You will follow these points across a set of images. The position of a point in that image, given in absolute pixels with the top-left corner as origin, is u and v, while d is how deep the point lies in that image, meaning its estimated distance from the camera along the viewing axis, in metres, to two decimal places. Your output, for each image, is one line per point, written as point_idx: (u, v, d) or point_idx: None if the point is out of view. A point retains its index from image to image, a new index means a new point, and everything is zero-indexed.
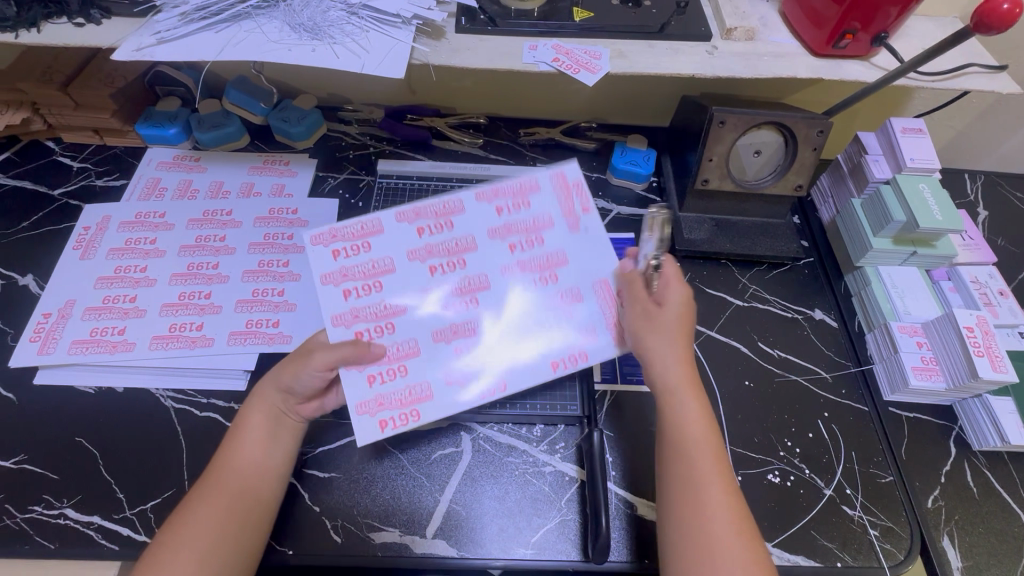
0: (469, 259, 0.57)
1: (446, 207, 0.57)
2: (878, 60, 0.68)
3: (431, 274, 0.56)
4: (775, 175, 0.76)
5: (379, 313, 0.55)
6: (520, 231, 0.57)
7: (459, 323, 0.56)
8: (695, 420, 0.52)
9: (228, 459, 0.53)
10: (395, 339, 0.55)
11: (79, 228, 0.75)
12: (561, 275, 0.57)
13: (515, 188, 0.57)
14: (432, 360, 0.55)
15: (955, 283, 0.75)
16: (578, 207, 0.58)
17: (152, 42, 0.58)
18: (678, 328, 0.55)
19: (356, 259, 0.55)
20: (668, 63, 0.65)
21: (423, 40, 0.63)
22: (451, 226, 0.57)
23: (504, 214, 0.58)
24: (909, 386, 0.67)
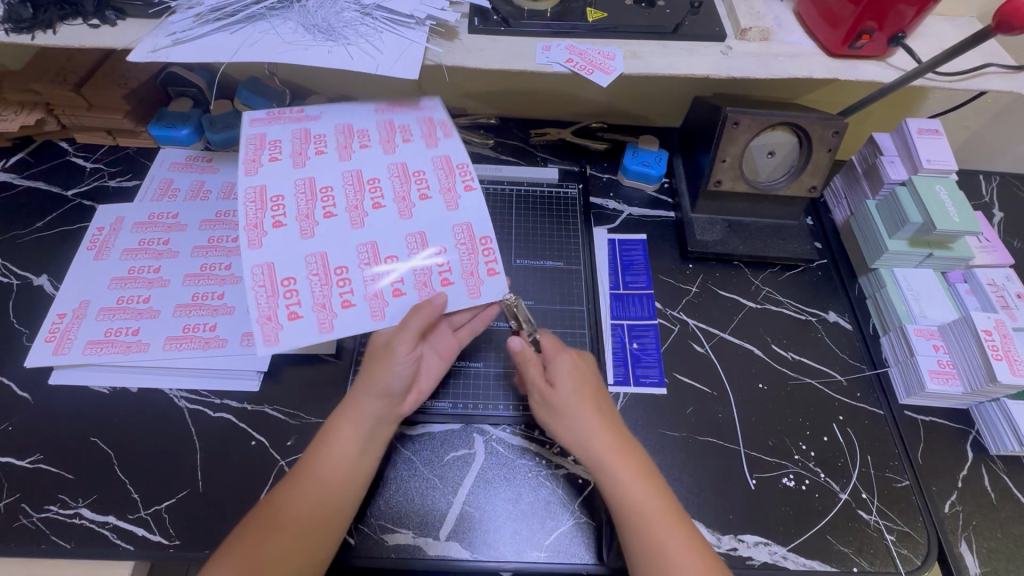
0: (360, 173, 0.62)
1: (266, 198, 0.59)
2: (895, 60, 0.67)
3: (351, 200, 0.61)
4: (789, 177, 0.76)
5: (381, 257, 0.59)
6: (325, 140, 0.64)
7: (409, 192, 0.62)
8: (631, 487, 0.54)
9: (313, 466, 0.54)
10: (391, 255, 0.59)
11: (93, 229, 0.76)
12: (389, 117, 0.66)
13: (252, 155, 0.61)
14: (422, 225, 0.60)
15: (972, 286, 0.74)
16: (303, 112, 0.66)
17: (167, 43, 0.58)
18: (588, 401, 0.57)
19: (320, 288, 0.57)
20: (682, 63, 0.65)
21: (436, 40, 0.63)
22: (303, 192, 0.60)
23: (301, 157, 0.62)
24: (925, 390, 0.66)
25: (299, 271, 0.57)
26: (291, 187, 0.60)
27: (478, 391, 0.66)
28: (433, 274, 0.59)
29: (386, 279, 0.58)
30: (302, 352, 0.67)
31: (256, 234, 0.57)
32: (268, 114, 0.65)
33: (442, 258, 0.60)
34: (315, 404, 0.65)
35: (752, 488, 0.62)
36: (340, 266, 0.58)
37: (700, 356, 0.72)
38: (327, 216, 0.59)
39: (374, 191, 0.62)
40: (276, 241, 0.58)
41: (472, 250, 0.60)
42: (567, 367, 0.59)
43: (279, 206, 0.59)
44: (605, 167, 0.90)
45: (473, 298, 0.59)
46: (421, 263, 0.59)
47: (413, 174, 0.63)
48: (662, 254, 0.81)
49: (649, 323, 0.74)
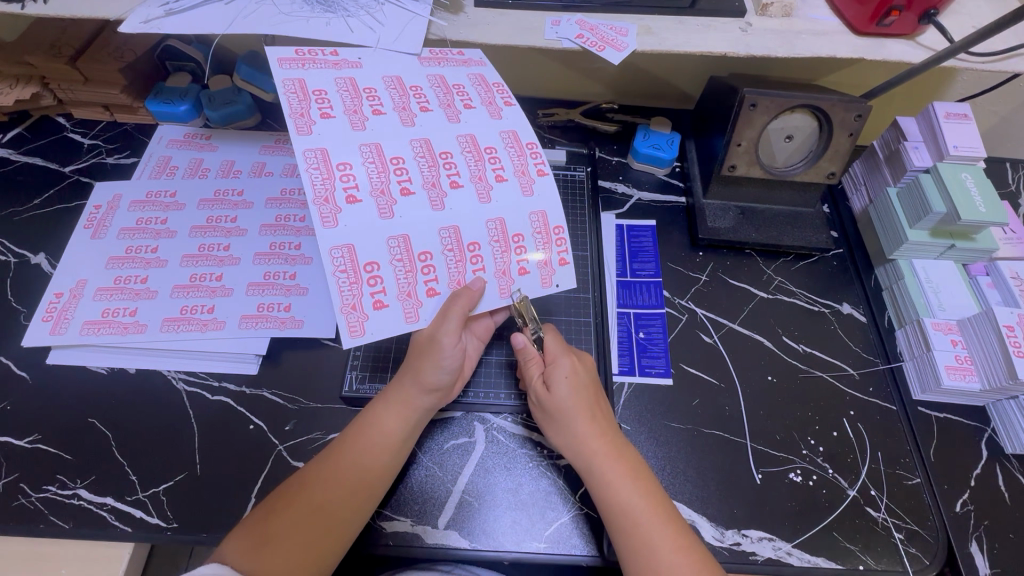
0: (431, 144, 0.57)
1: (331, 164, 0.54)
2: (925, 39, 0.63)
3: (425, 173, 0.56)
4: (807, 162, 0.73)
5: (464, 244, 0.56)
6: (379, 98, 0.57)
7: (485, 171, 0.58)
8: (621, 485, 0.53)
9: (349, 446, 0.54)
10: (474, 241, 0.56)
11: (90, 206, 0.74)
12: (440, 72, 0.60)
13: (299, 109, 0.55)
14: (505, 210, 0.57)
15: (994, 279, 0.71)
16: (339, 56, 0.58)
17: (160, 13, 0.55)
18: (580, 405, 0.56)
19: (405, 276, 0.55)
20: (699, 40, 0.61)
21: (440, 13, 0.60)
22: (371, 161, 0.55)
23: (358, 117, 0.56)
24: (941, 386, 0.64)
25: (381, 256, 0.54)
26: (358, 153, 0.55)
27: (482, 380, 0.65)
28: (512, 261, 0.57)
29: (469, 268, 0.56)
30: (301, 335, 0.66)
31: (330, 210, 0.53)
32: (296, 55, 0.57)
33: (520, 246, 0.57)
34: (313, 388, 0.64)
35: (758, 482, 0.61)
36: (425, 252, 0.55)
37: (708, 347, 0.70)
38: (406, 191, 0.55)
39: (447, 167, 0.57)
40: (354, 219, 0.53)
41: (547, 239, 0.58)
42: (565, 371, 0.57)
43: (349, 178, 0.54)
44: (615, 150, 0.87)
45: (549, 289, 0.58)
46: (500, 251, 0.57)
47: (486, 150, 0.58)
48: (672, 240, 0.79)
49: (656, 312, 0.72)
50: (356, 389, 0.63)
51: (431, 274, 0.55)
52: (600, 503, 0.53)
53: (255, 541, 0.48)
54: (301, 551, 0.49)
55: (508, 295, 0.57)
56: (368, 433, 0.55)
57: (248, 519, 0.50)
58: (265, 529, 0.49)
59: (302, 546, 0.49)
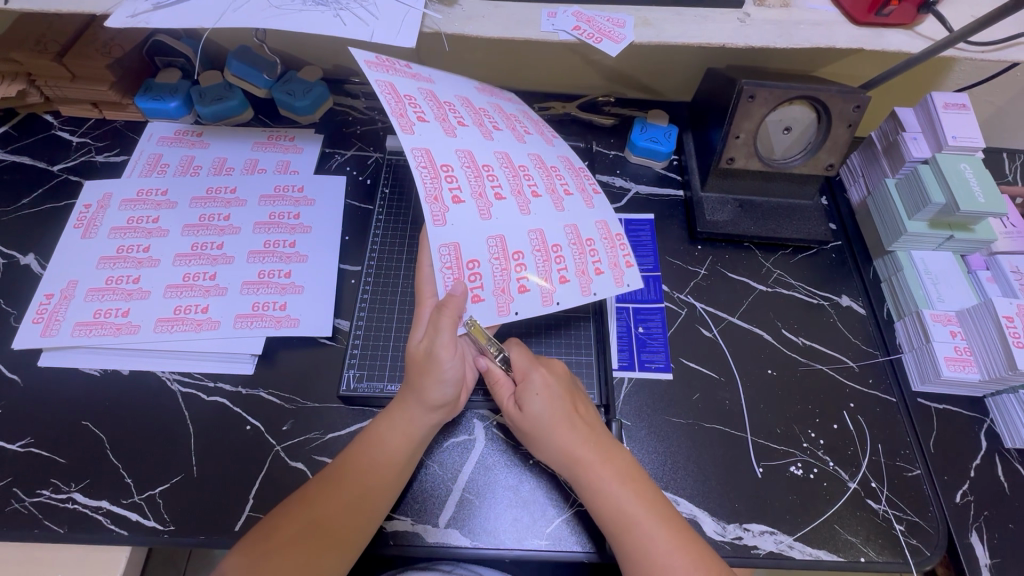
0: (510, 157, 0.63)
1: (438, 166, 0.56)
2: (924, 29, 0.64)
3: (507, 180, 0.61)
4: (805, 154, 0.73)
5: (548, 248, 0.60)
6: (458, 111, 0.63)
7: (555, 184, 0.65)
8: (616, 492, 0.52)
9: (351, 465, 0.53)
10: (552, 241, 0.60)
11: (80, 205, 0.73)
12: (496, 103, 0.70)
13: (398, 110, 0.56)
14: (577, 216, 0.63)
15: (994, 274, 0.71)
16: (412, 71, 0.63)
17: (148, 7, 0.56)
18: (558, 417, 0.55)
19: (500, 273, 0.57)
20: (696, 31, 0.63)
21: (435, 6, 0.61)
22: (467, 165, 0.58)
23: (447, 125, 0.60)
24: (940, 377, 0.64)
25: (481, 254, 0.56)
26: (456, 158, 0.58)
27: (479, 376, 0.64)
28: (589, 262, 0.61)
29: (553, 267, 0.59)
30: (298, 334, 0.65)
31: (437, 208, 0.55)
32: (379, 61, 0.60)
33: (593, 249, 0.62)
34: (310, 388, 0.63)
35: (758, 476, 0.61)
36: (516, 251, 0.58)
37: (708, 341, 0.70)
38: (497, 195, 0.59)
39: (524, 179, 0.62)
40: (460, 220, 0.55)
41: (613, 244, 0.63)
42: (539, 385, 0.56)
43: (449, 178, 0.56)
44: (611, 143, 0.86)
45: (619, 288, 0.61)
46: (578, 253, 0.61)
47: (552, 168, 0.66)
48: (670, 235, 0.78)
49: (655, 306, 0.71)
50: (354, 387, 0.61)
51: (524, 274, 0.58)
52: (594, 514, 0.53)
53: (258, 553, 0.48)
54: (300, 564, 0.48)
55: (589, 294, 0.60)
56: (369, 452, 0.53)
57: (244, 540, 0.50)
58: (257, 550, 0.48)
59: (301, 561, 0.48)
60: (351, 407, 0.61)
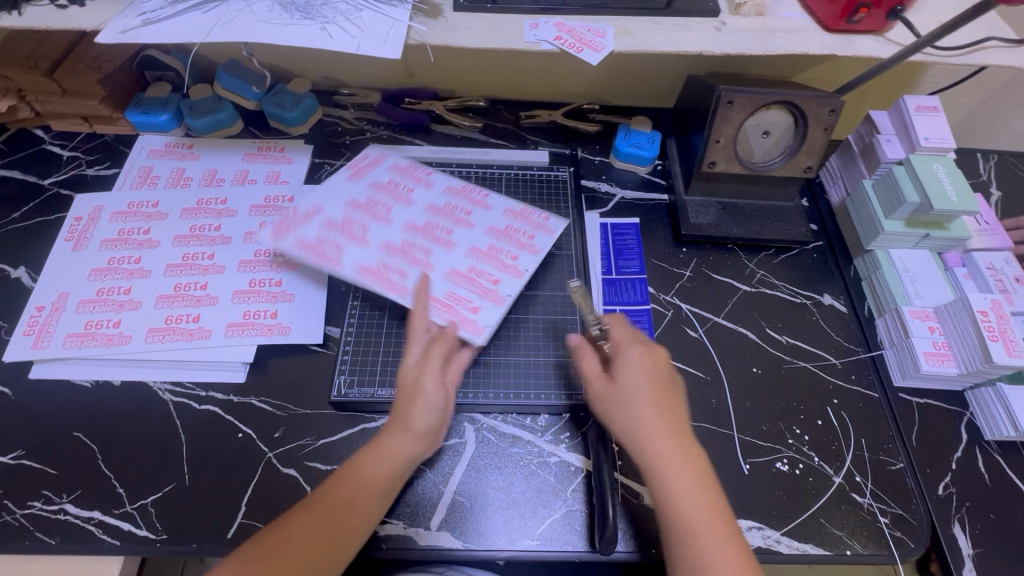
0: (437, 203, 0.75)
1: (420, 228, 0.72)
2: (893, 35, 0.67)
3: (447, 215, 0.73)
4: (784, 157, 0.75)
5: (490, 252, 0.70)
6: (378, 202, 0.74)
7: (476, 197, 0.76)
8: (682, 477, 0.50)
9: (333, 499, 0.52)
10: (508, 230, 0.72)
11: (71, 218, 0.73)
12: (374, 179, 0.76)
13: (323, 260, 0.67)
14: (503, 203, 0.75)
15: (970, 270, 0.73)
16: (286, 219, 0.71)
17: (138, 23, 0.58)
18: (648, 392, 0.54)
19: (492, 262, 0.69)
20: (675, 40, 0.65)
21: (420, 18, 0.63)
22: (415, 232, 0.72)
23: (380, 219, 0.72)
24: (920, 372, 0.66)
25: (471, 262, 0.69)
26: (406, 234, 0.71)
27: (470, 381, 0.64)
28: (530, 222, 0.74)
29: (489, 276, 0.68)
30: (289, 342, 0.66)
31: (399, 286, 0.67)
32: (251, 259, 0.71)
33: (529, 211, 0.75)
34: (302, 395, 0.64)
35: (745, 472, 0.62)
36: (488, 246, 0.71)
37: (694, 341, 0.71)
38: (447, 238, 0.71)
39: (456, 212, 0.74)
40: (441, 261, 0.69)
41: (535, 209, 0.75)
42: (634, 360, 0.56)
43: (398, 271, 0.67)
44: (597, 149, 0.88)
45: (536, 255, 0.71)
46: (523, 220, 0.74)
47: (467, 189, 0.77)
48: (656, 238, 0.80)
49: (642, 308, 0.73)
50: (344, 393, 0.62)
51: (475, 297, 0.66)
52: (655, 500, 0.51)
53: None
54: None
55: (521, 275, 0.68)
56: (346, 483, 0.52)
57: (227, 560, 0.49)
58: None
59: None
60: (342, 412, 0.62)
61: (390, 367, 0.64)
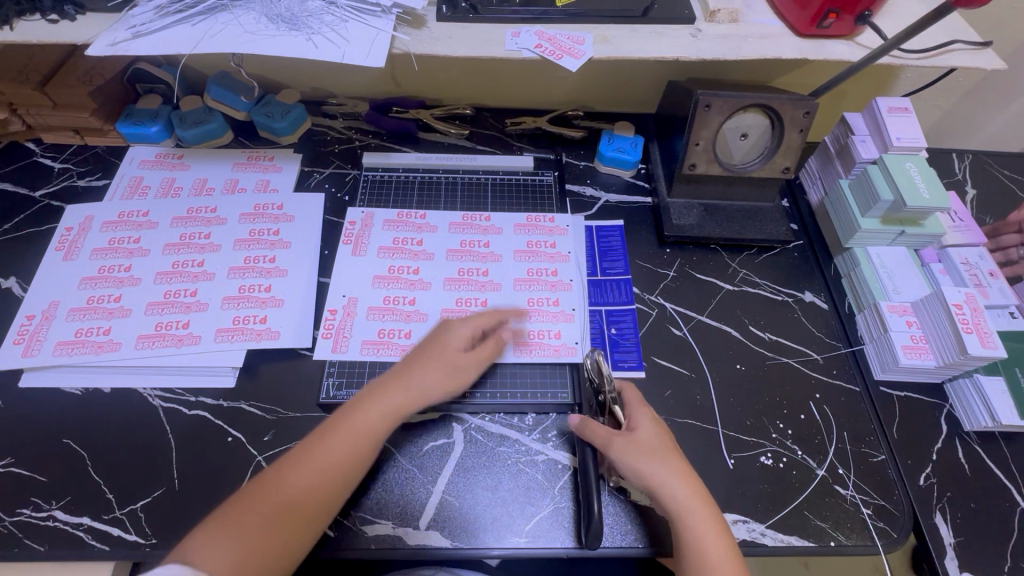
0: (453, 247, 0.75)
1: (456, 309, 0.70)
2: (862, 39, 0.69)
3: (471, 256, 0.74)
4: (762, 159, 0.77)
5: (533, 276, 0.73)
6: (401, 263, 0.73)
7: (479, 224, 0.77)
8: (715, 556, 0.50)
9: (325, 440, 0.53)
10: (522, 245, 0.76)
11: (61, 228, 0.74)
12: (379, 241, 0.75)
13: (388, 350, 0.66)
14: (506, 217, 0.78)
15: (946, 265, 0.74)
16: (268, 294, 0.70)
17: (126, 36, 0.59)
18: (667, 446, 0.56)
19: (536, 285, 0.73)
20: (651, 46, 0.67)
21: (403, 29, 0.65)
22: (456, 284, 0.72)
23: (416, 283, 0.71)
24: (899, 365, 0.67)
25: (523, 295, 0.72)
26: (454, 299, 0.70)
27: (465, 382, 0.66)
28: (540, 227, 0.78)
29: (549, 301, 0.72)
30: (278, 346, 0.66)
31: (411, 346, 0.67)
32: (238, 293, 0.69)
33: (536, 219, 0.79)
34: (291, 398, 0.64)
35: (730, 467, 0.63)
36: (529, 270, 0.74)
37: (678, 339, 0.72)
38: (489, 279, 0.72)
39: (476, 247, 0.75)
40: (502, 302, 0.71)
41: (535, 220, 0.79)
42: (649, 417, 0.59)
43: (402, 332, 0.67)
44: (581, 155, 0.90)
45: (570, 261, 0.76)
46: (531, 231, 0.77)
47: (468, 219, 0.78)
48: (640, 239, 0.81)
49: (626, 307, 0.74)
50: (333, 395, 0.63)
51: (552, 325, 0.70)
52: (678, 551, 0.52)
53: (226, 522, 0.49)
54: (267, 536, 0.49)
55: (571, 286, 0.73)
56: (339, 434, 0.54)
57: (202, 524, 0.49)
58: (221, 539, 0.47)
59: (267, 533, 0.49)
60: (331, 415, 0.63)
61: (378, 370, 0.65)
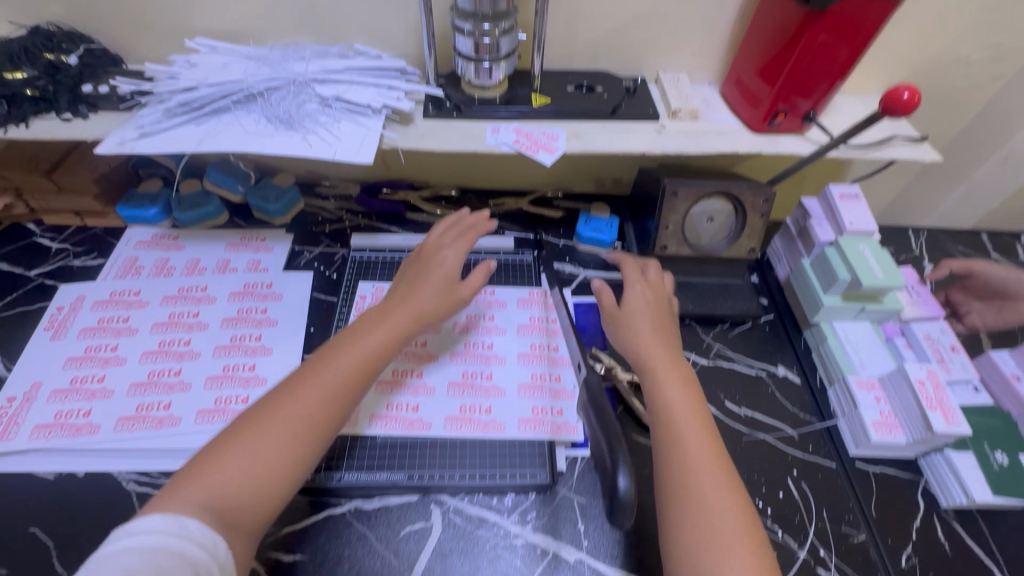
0: (460, 321, 0.77)
1: (462, 383, 0.70)
2: (811, 135, 0.77)
3: (474, 332, 0.75)
4: (728, 241, 0.82)
5: (536, 351, 0.74)
6: (409, 337, 0.74)
7: (484, 299, 0.79)
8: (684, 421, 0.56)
9: (331, 358, 0.56)
10: (522, 321, 0.77)
11: (52, 308, 0.76)
12: None
13: (405, 424, 0.66)
14: (510, 291, 0.81)
15: (909, 339, 0.78)
16: (252, 372, 0.71)
17: (134, 135, 0.65)
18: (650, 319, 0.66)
19: (539, 360, 0.73)
20: (620, 140, 0.74)
21: (393, 126, 0.71)
22: (461, 358, 0.73)
23: (425, 356, 0.73)
24: (871, 442, 0.68)
25: (527, 369, 0.72)
26: (460, 373, 0.71)
27: (443, 461, 0.64)
28: (536, 303, 0.80)
29: (552, 377, 0.71)
30: None
31: (418, 420, 0.67)
32: (222, 372, 0.70)
33: (535, 294, 0.81)
34: None
35: None
36: (532, 345, 0.75)
37: None
38: (494, 353, 0.73)
39: (481, 321, 0.77)
40: (508, 377, 0.71)
41: (533, 297, 0.80)
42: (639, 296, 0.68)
43: (410, 405, 0.68)
44: (560, 233, 0.94)
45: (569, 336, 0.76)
46: (531, 306, 0.79)
47: (474, 293, 0.80)
48: None
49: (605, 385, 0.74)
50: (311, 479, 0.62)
51: (553, 401, 0.69)
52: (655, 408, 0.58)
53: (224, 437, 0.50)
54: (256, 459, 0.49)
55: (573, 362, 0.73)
56: (331, 366, 0.55)
57: (202, 456, 0.49)
58: (224, 466, 0.48)
59: (258, 459, 0.49)
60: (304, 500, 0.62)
61: (353, 449, 0.64)
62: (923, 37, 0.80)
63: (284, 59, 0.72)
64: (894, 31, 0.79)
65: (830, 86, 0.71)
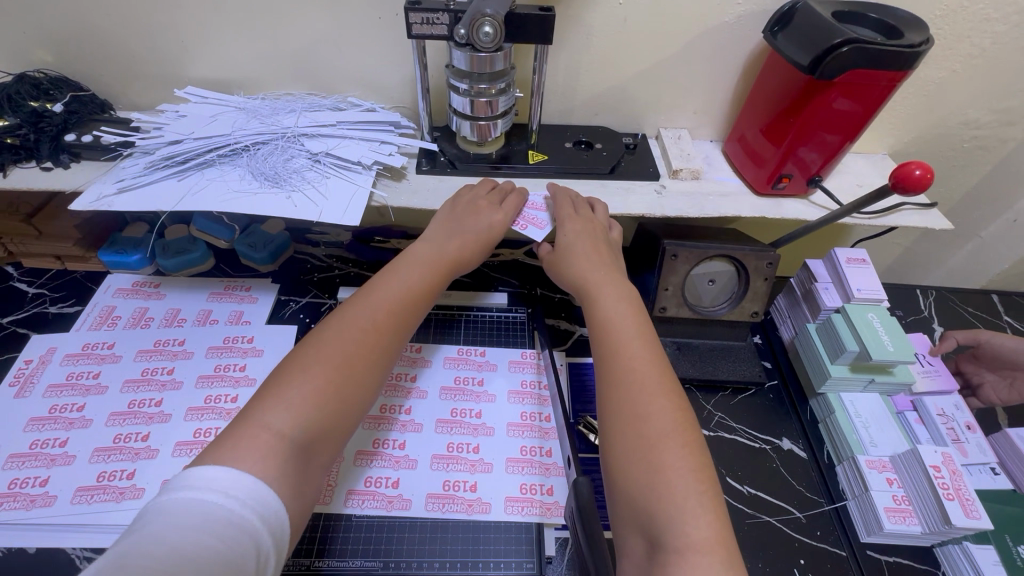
0: (447, 385, 0.73)
1: (447, 456, 0.66)
2: (816, 198, 0.75)
3: (463, 399, 0.71)
4: (730, 303, 0.79)
5: (527, 420, 0.70)
6: (394, 403, 0.70)
7: (475, 362, 0.76)
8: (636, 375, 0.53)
9: (363, 303, 0.58)
10: (513, 386, 0.73)
11: (20, 362, 0.72)
12: None
13: (384, 503, 0.62)
14: (502, 353, 0.78)
15: (921, 415, 0.74)
16: None
17: (112, 190, 0.63)
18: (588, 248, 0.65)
19: (530, 431, 0.69)
20: (619, 201, 0.72)
21: (384, 182, 0.69)
22: (447, 427, 0.69)
23: (410, 425, 0.69)
24: (884, 531, 0.64)
25: (515, 441, 0.68)
26: (445, 444, 0.67)
27: (424, 545, 0.60)
28: (529, 367, 0.76)
29: (543, 450, 0.67)
30: None
31: (397, 498, 0.63)
32: (192, 436, 0.66)
33: (529, 357, 0.77)
34: None
35: None
36: (523, 413, 0.71)
37: None
38: (482, 422, 0.69)
39: (470, 385, 0.73)
40: (496, 450, 0.67)
41: (525, 360, 0.77)
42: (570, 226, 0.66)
43: (389, 480, 0.63)
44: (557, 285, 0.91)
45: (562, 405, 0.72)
46: (524, 369, 0.75)
47: (465, 353, 0.77)
48: None
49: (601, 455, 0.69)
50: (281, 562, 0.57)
51: (542, 478, 0.65)
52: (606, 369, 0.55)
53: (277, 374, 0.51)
54: (309, 386, 0.50)
55: None
56: (366, 312, 0.57)
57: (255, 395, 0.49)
58: (277, 396, 0.49)
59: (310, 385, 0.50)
60: None
61: (328, 530, 0.60)
62: (930, 102, 0.78)
63: (274, 112, 0.71)
64: (900, 96, 0.78)
65: (841, 146, 0.68)
